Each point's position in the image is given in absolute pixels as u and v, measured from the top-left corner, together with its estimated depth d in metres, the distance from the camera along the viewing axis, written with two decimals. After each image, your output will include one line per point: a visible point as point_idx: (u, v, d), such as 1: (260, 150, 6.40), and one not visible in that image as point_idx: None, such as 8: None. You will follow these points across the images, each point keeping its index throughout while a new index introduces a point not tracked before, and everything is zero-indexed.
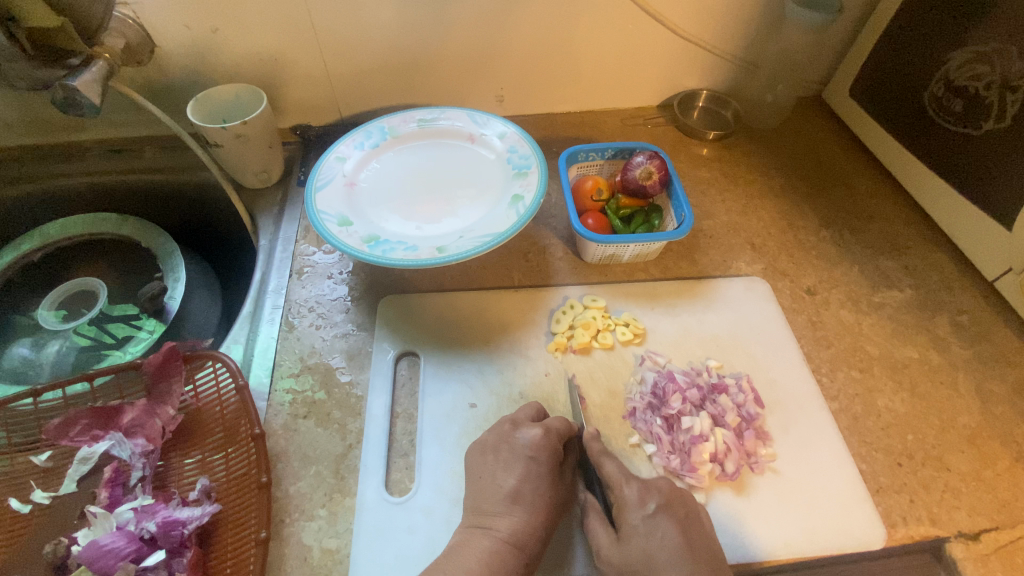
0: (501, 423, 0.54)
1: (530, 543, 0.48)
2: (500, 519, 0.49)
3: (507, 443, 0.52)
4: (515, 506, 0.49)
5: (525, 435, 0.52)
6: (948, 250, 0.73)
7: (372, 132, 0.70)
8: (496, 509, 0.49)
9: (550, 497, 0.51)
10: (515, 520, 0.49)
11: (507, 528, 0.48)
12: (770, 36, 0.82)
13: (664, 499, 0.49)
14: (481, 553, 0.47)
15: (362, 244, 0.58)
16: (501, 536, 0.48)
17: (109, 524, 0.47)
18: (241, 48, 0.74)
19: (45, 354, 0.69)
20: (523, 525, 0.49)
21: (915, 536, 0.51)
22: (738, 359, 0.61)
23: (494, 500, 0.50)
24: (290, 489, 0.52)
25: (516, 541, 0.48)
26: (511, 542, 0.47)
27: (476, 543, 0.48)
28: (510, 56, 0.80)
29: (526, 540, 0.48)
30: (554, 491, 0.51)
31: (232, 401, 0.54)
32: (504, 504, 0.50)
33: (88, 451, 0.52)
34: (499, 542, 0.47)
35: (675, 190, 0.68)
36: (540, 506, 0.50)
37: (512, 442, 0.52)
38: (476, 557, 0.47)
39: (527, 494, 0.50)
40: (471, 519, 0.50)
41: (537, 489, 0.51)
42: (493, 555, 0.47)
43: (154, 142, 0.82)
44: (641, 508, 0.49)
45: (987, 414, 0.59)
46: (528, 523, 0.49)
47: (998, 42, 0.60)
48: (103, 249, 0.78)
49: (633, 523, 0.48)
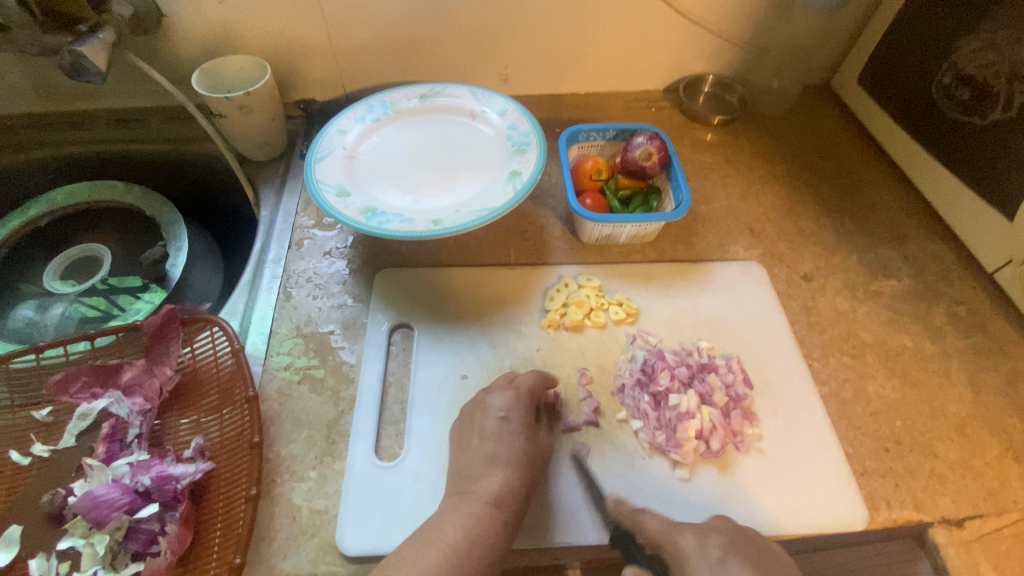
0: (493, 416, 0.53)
1: (509, 501, 0.49)
2: (481, 480, 0.50)
3: (483, 410, 0.54)
4: (493, 466, 0.50)
5: (497, 399, 0.54)
6: (950, 241, 0.72)
7: (373, 106, 0.70)
8: (475, 472, 0.50)
9: (519, 441, 0.52)
10: (494, 480, 0.49)
11: (488, 489, 0.49)
12: (778, 21, 0.81)
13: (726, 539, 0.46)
14: (463, 519, 0.47)
15: (359, 215, 0.59)
16: (483, 497, 0.48)
17: (104, 477, 0.49)
18: (246, 19, 0.74)
19: (50, 317, 0.71)
20: (502, 484, 0.49)
21: (898, 520, 0.52)
22: (730, 340, 0.61)
23: (472, 462, 0.51)
24: (281, 451, 0.53)
25: (496, 500, 0.48)
26: (491, 502, 0.48)
27: (456, 509, 0.48)
28: (515, 34, 0.80)
29: (504, 498, 0.49)
30: (529, 454, 0.52)
31: (228, 364, 0.55)
32: (479, 452, 0.51)
33: (87, 408, 0.54)
34: (477, 501, 0.48)
35: (675, 172, 0.68)
36: (509, 425, 0.52)
37: (498, 428, 0.52)
38: (457, 522, 0.47)
39: (502, 454, 0.51)
40: (454, 484, 0.50)
41: (511, 449, 0.52)
42: (472, 517, 0.47)
43: (161, 114, 0.83)
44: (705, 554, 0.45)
45: (978, 404, 0.59)
46: (512, 480, 0.50)
47: (1009, 31, 0.59)
48: (107, 216, 0.79)
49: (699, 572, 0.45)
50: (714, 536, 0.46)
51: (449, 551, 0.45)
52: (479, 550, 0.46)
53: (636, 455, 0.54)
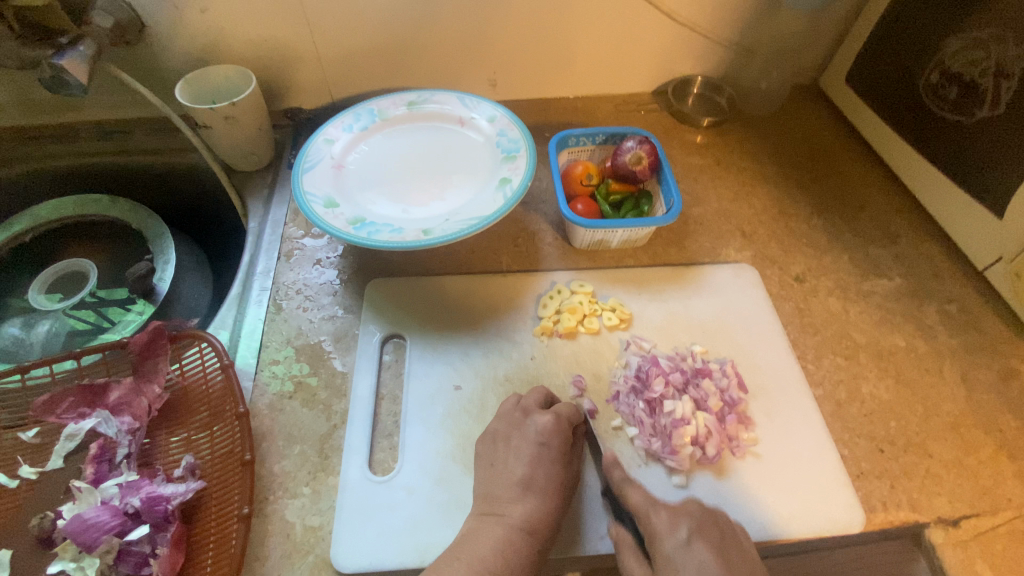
0: (530, 442, 0.52)
1: (543, 529, 0.49)
2: (512, 506, 0.50)
3: (519, 431, 0.53)
4: (527, 493, 0.50)
5: (537, 422, 0.53)
6: (940, 239, 0.73)
7: (361, 115, 0.70)
8: (510, 496, 0.50)
9: (556, 468, 0.52)
10: (527, 507, 0.49)
11: (520, 515, 0.49)
12: (765, 22, 0.81)
13: (696, 523, 0.47)
14: (494, 541, 0.47)
15: (348, 226, 0.58)
16: (513, 523, 0.48)
17: (93, 499, 0.48)
18: (230, 28, 0.73)
19: (35, 334, 0.70)
20: (535, 512, 0.49)
21: (895, 521, 0.52)
22: (723, 344, 0.61)
23: (507, 486, 0.50)
24: (274, 467, 0.53)
25: (528, 528, 0.48)
26: (525, 529, 0.48)
27: (488, 531, 0.48)
28: (502, 39, 0.79)
29: (538, 526, 0.49)
30: (564, 475, 0.52)
31: (217, 380, 0.55)
32: (514, 476, 0.51)
33: (74, 429, 0.53)
34: (512, 529, 0.48)
35: (665, 175, 0.68)
36: (547, 452, 0.52)
37: (536, 453, 0.52)
38: (489, 543, 0.47)
39: (538, 480, 0.51)
40: (483, 506, 0.50)
41: (548, 474, 0.51)
42: (506, 543, 0.47)
43: (144, 125, 0.81)
44: (674, 536, 0.47)
45: (972, 402, 0.59)
46: (543, 509, 0.49)
47: (995, 28, 0.59)
48: (92, 231, 0.78)
49: (667, 553, 0.47)
50: (685, 520, 0.48)
51: (482, 574, 0.45)
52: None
53: (632, 462, 0.54)
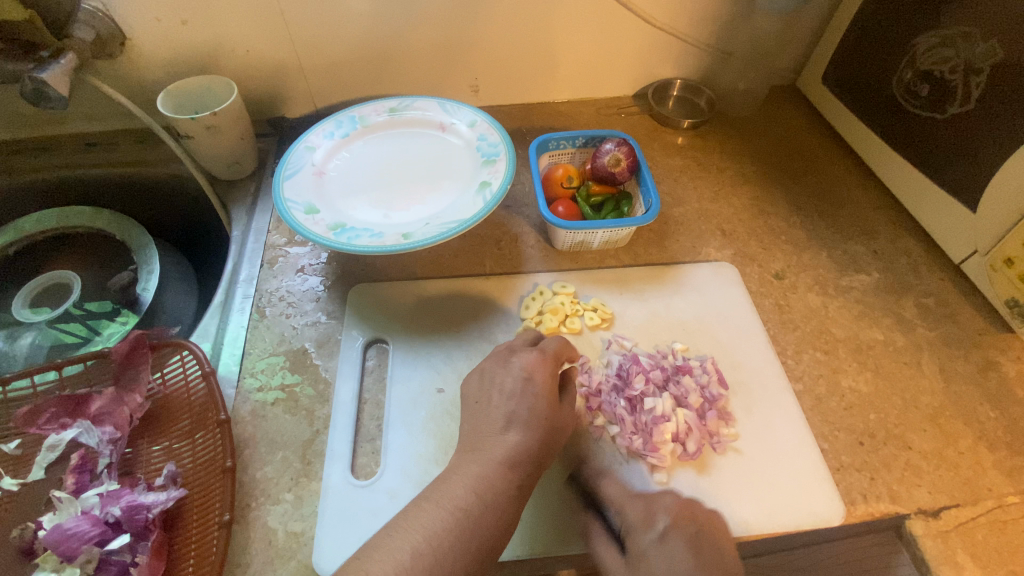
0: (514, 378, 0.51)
1: (525, 461, 0.47)
2: (495, 442, 0.48)
3: (504, 368, 0.52)
4: (511, 427, 0.48)
5: (521, 358, 0.52)
6: (917, 234, 0.74)
7: (343, 122, 0.70)
8: (489, 433, 0.48)
9: (542, 402, 0.49)
10: (510, 440, 0.47)
11: (502, 450, 0.47)
12: (741, 25, 0.82)
13: (672, 517, 0.47)
14: (472, 479, 0.45)
15: (328, 231, 0.59)
16: (495, 459, 0.46)
17: (74, 509, 0.47)
18: (211, 39, 0.74)
19: (18, 347, 0.70)
20: (519, 445, 0.47)
21: (875, 513, 0.52)
22: (704, 342, 0.62)
23: (490, 423, 0.49)
24: (256, 474, 0.53)
25: (511, 461, 0.46)
26: (505, 462, 0.46)
27: (465, 468, 0.46)
28: (482, 46, 0.80)
29: (521, 459, 0.47)
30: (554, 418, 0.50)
31: (199, 389, 0.55)
32: (497, 413, 0.49)
33: (55, 439, 0.52)
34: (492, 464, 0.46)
35: (643, 176, 0.68)
36: (532, 385, 0.50)
37: (520, 386, 0.50)
38: (465, 482, 0.45)
39: (522, 414, 0.49)
40: (468, 444, 0.49)
41: (533, 408, 0.49)
42: (482, 479, 0.45)
43: (128, 136, 0.82)
44: (649, 529, 0.47)
45: (950, 394, 0.60)
46: (526, 444, 0.47)
47: (963, 26, 0.61)
48: (75, 243, 0.78)
49: (642, 548, 0.46)
50: (662, 513, 0.47)
51: (455, 512, 0.43)
52: (492, 512, 0.43)
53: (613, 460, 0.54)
